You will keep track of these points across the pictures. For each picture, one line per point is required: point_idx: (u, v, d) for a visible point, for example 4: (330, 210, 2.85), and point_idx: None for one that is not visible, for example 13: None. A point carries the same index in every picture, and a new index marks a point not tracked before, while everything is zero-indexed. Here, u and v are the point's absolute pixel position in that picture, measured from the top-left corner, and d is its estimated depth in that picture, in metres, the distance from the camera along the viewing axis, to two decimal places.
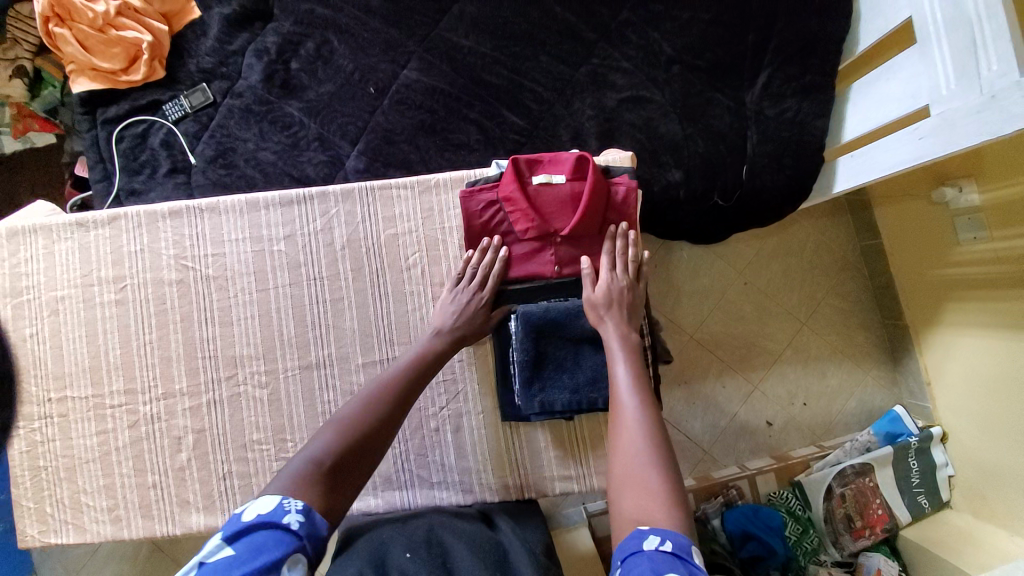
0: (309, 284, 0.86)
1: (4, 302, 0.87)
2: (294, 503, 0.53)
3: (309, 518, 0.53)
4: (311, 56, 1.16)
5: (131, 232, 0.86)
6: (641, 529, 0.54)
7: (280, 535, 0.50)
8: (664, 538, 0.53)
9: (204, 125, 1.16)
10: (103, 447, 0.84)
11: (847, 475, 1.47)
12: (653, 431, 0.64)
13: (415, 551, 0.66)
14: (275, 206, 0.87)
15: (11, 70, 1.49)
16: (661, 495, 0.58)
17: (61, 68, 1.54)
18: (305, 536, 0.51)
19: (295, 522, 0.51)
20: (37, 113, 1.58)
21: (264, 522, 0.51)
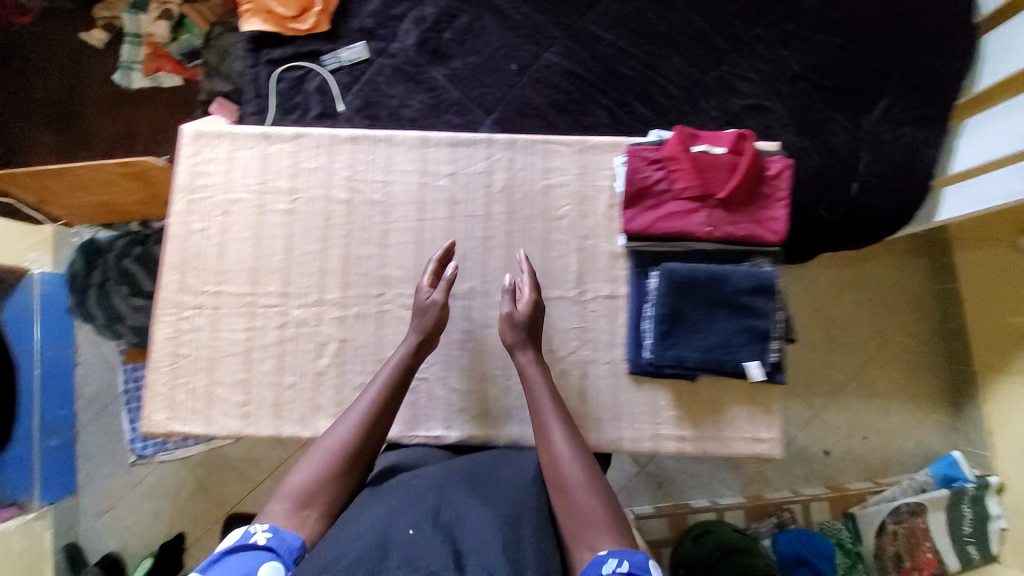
0: (464, 219, 0.92)
1: (179, 195, 0.92)
2: (259, 526, 0.67)
3: (275, 534, 0.67)
4: (463, 30, 1.28)
5: (312, 151, 0.94)
6: (601, 555, 0.65)
7: (254, 551, 0.64)
8: (621, 560, 0.64)
9: (356, 79, 1.26)
10: (248, 342, 0.88)
11: (902, 513, 1.45)
12: (585, 458, 0.74)
13: (417, 524, 0.64)
14: (445, 145, 0.94)
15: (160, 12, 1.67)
16: (610, 515, 0.70)
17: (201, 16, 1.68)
18: (273, 546, 0.66)
19: (262, 538, 0.66)
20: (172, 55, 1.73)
21: (235, 548, 0.64)
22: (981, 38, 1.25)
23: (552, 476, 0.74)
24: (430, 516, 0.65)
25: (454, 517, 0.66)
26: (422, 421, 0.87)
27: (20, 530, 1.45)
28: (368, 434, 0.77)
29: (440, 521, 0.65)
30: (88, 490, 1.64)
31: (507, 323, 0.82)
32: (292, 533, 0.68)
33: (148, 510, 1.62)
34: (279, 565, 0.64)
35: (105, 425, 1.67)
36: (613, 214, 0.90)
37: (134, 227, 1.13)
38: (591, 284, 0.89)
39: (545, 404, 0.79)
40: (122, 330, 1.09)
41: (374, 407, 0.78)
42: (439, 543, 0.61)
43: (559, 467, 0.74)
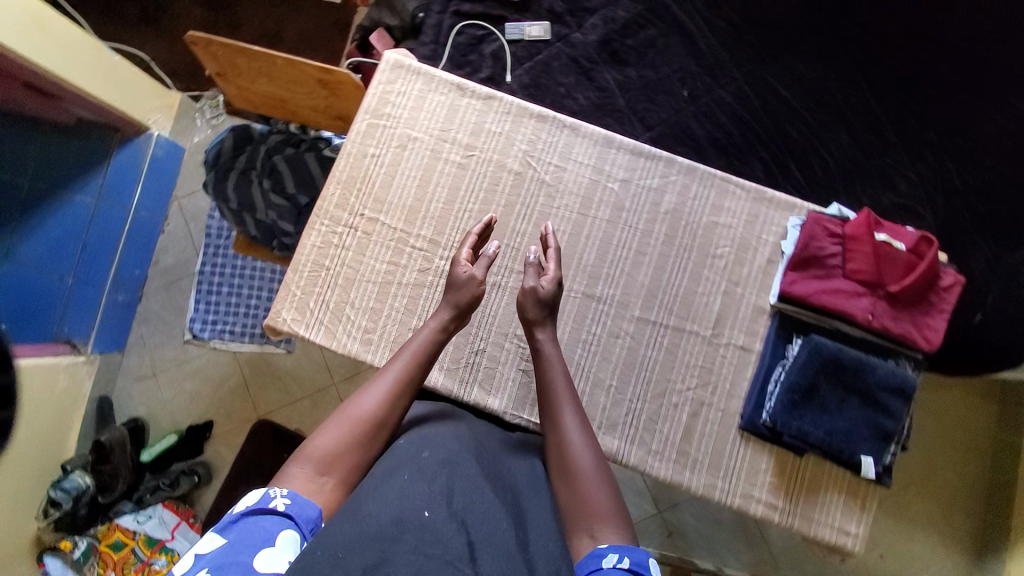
0: (624, 228, 0.90)
1: (363, 116, 0.93)
2: (279, 491, 0.63)
3: (295, 500, 0.63)
4: (647, 43, 1.27)
5: (498, 115, 0.93)
6: (601, 548, 0.63)
7: (273, 517, 0.60)
8: (623, 556, 0.62)
9: (531, 55, 1.26)
10: (387, 276, 0.89)
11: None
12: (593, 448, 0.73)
13: (432, 505, 0.60)
14: (626, 150, 0.92)
15: None
16: (616, 510, 0.68)
17: None
18: (293, 514, 0.62)
19: (282, 505, 0.62)
20: None
21: (254, 511, 0.60)
22: None
23: (556, 463, 0.73)
24: (443, 496, 0.61)
25: (467, 504, 0.62)
26: (528, 405, 0.86)
27: (70, 368, 1.53)
28: (391, 402, 0.74)
29: (452, 505, 0.61)
30: (137, 349, 1.71)
31: (530, 298, 0.82)
32: (310, 503, 0.64)
33: (186, 390, 1.69)
34: (296, 535, 0.61)
35: (171, 297, 1.73)
36: (771, 271, 0.91)
37: (292, 129, 1.15)
38: (728, 331, 0.89)
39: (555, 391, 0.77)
40: (248, 220, 1.10)
41: (401, 378, 0.76)
42: (454, 529, 0.58)
43: (565, 454, 0.72)
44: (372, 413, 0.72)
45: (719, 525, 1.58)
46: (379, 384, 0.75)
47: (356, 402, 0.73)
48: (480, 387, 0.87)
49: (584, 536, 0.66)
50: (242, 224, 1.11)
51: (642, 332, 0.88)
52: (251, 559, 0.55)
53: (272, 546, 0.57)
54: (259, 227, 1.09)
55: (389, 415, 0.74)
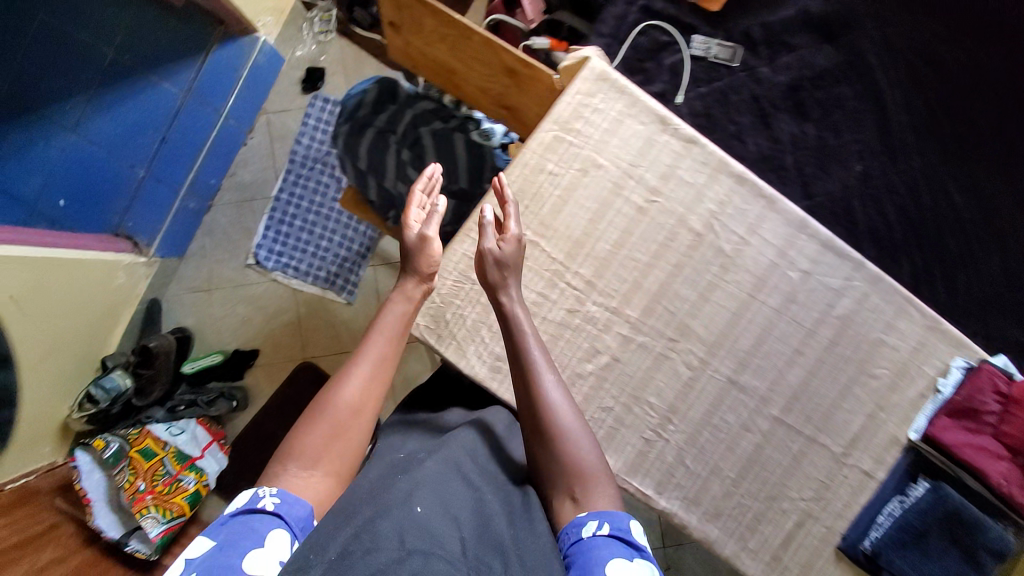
0: (788, 321, 0.84)
1: (550, 125, 0.83)
2: (268, 490, 0.62)
3: (285, 499, 0.62)
4: (834, 100, 1.16)
5: (695, 164, 0.83)
6: (580, 518, 0.66)
7: (262, 516, 0.59)
8: (602, 523, 0.64)
9: (710, 79, 1.16)
10: (533, 307, 0.83)
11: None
12: (572, 412, 0.73)
13: (422, 501, 0.60)
14: (819, 241, 0.84)
15: None
16: (602, 475, 0.70)
17: None
18: (283, 512, 0.60)
19: (271, 504, 0.60)
20: None
21: (243, 512, 0.59)
22: None
23: (535, 434, 0.72)
24: (434, 496, 0.61)
25: (450, 501, 0.62)
26: (642, 474, 0.83)
27: (128, 267, 1.47)
28: (373, 386, 0.74)
29: (443, 506, 0.61)
30: (196, 260, 1.66)
31: (491, 260, 0.77)
32: (301, 500, 0.63)
33: (238, 313, 1.65)
34: (287, 533, 0.59)
35: (241, 216, 1.65)
36: (918, 404, 0.87)
37: (445, 101, 1.09)
38: (858, 453, 0.87)
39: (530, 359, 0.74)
40: (372, 183, 1.07)
41: (381, 353, 0.77)
42: (447, 525, 0.58)
43: (543, 423, 0.71)
44: (353, 399, 0.72)
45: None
46: (359, 368, 0.73)
47: (337, 394, 0.71)
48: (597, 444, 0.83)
49: (565, 500, 0.69)
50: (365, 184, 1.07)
51: (775, 432, 0.84)
52: (243, 560, 0.54)
53: (262, 546, 0.55)
54: (380, 194, 1.07)
55: (371, 398, 0.73)
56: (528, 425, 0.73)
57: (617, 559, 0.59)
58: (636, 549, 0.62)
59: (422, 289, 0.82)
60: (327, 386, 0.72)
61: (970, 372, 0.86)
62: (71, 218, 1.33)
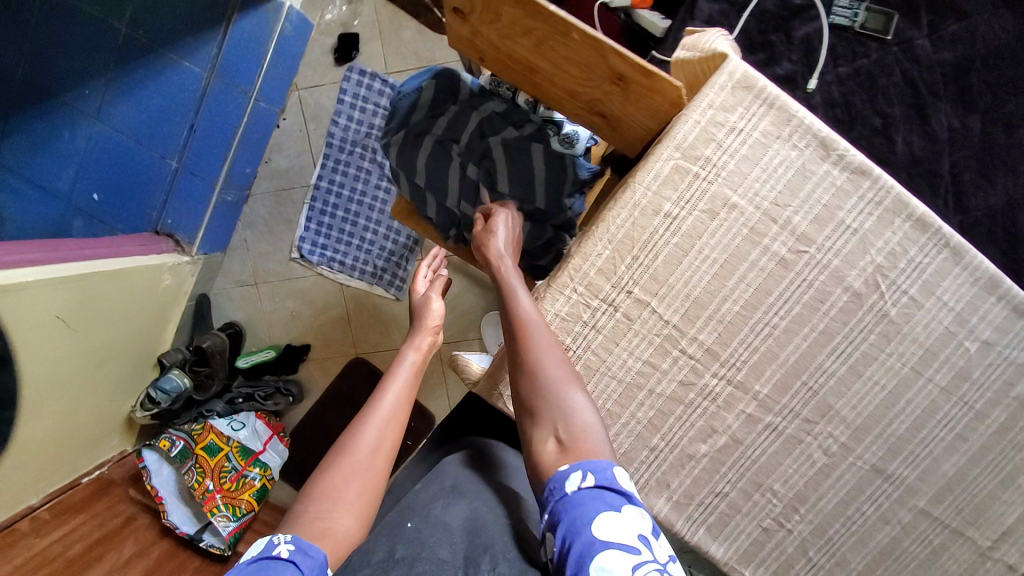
0: (955, 401, 0.70)
1: (671, 152, 0.64)
2: (283, 536, 0.60)
3: (298, 546, 0.59)
4: (1016, 85, 0.90)
5: (863, 202, 0.63)
6: (563, 471, 0.63)
7: (274, 563, 0.57)
8: (587, 473, 0.62)
9: (852, 57, 0.92)
10: (638, 377, 0.70)
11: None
12: (566, 365, 0.67)
13: (413, 518, 0.69)
14: (1007, 306, 0.67)
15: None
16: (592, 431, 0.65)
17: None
18: (295, 560, 0.58)
19: (285, 550, 0.58)
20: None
21: (258, 558, 0.58)
22: None
23: (524, 387, 0.68)
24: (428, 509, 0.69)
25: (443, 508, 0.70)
26: (756, 564, 0.74)
27: (174, 268, 1.36)
28: (388, 425, 0.75)
29: (437, 522, 0.67)
30: (240, 254, 1.55)
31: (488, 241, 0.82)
32: (316, 547, 0.60)
33: (287, 308, 1.58)
34: None
35: (279, 206, 1.51)
36: None
37: (519, 100, 0.91)
38: (1009, 548, 0.75)
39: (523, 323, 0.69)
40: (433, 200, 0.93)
41: (394, 403, 0.77)
42: (440, 535, 0.66)
43: (537, 379, 0.66)
44: (370, 440, 0.72)
45: None
46: (376, 415, 0.75)
47: (356, 434, 0.72)
48: (706, 530, 0.74)
49: (546, 438, 0.67)
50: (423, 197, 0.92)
51: (917, 524, 0.74)
52: None
53: None
54: (441, 214, 0.93)
55: (387, 438, 0.74)
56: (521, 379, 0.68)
57: (603, 513, 0.59)
58: (625, 499, 0.61)
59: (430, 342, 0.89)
60: (345, 431, 0.73)
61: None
62: (109, 209, 1.34)
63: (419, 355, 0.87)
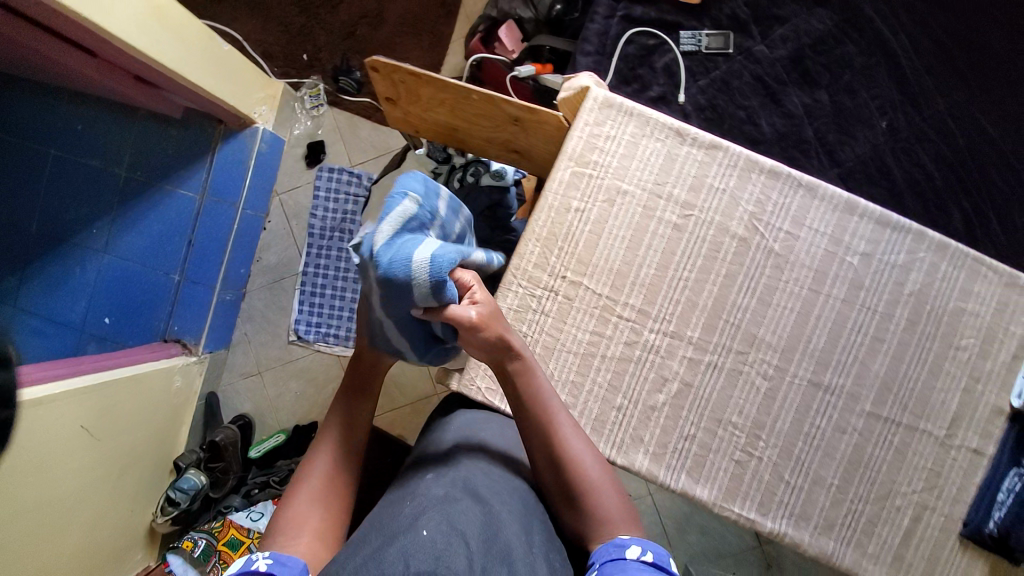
0: (859, 310, 0.80)
1: (566, 162, 0.82)
2: (261, 552, 0.64)
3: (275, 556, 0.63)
4: (844, 61, 1.09)
5: (723, 168, 0.81)
6: (625, 540, 0.66)
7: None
8: (644, 549, 0.65)
9: (707, 72, 1.10)
10: (590, 347, 0.81)
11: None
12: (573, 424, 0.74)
13: (428, 523, 0.60)
14: (873, 219, 0.79)
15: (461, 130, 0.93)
16: (617, 498, 0.71)
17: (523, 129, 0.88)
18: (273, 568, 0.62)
19: (265, 564, 0.62)
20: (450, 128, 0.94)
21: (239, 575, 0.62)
22: None
23: (561, 485, 0.72)
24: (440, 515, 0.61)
25: (459, 519, 0.62)
26: (742, 498, 0.81)
27: (185, 369, 1.50)
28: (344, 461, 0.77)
29: (452, 526, 0.60)
30: (242, 348, 1.66)
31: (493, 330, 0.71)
32: (293, 557, 0.63)
33: (291, 390, 1.65)
34: None
35: (273, 297, 1.66)
36: (1014, 367, 0.81)
37: (451, 156, 1.12)
38: (964, 433, 0.81)
39: (555, 413, 0.74)
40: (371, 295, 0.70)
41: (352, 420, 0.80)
42: (453, 541, 0.58)
43: (557, 450, 0.72)
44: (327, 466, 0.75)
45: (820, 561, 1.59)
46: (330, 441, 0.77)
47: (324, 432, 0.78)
48: (688, 475, 0.81)
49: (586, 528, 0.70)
50: None
51: (871, 428, 0.81)
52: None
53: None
54: None
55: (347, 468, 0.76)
56: (542, 455, 0.72)
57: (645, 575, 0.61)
58: None
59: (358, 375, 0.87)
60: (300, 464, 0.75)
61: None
62: (119, 328, 1.46)
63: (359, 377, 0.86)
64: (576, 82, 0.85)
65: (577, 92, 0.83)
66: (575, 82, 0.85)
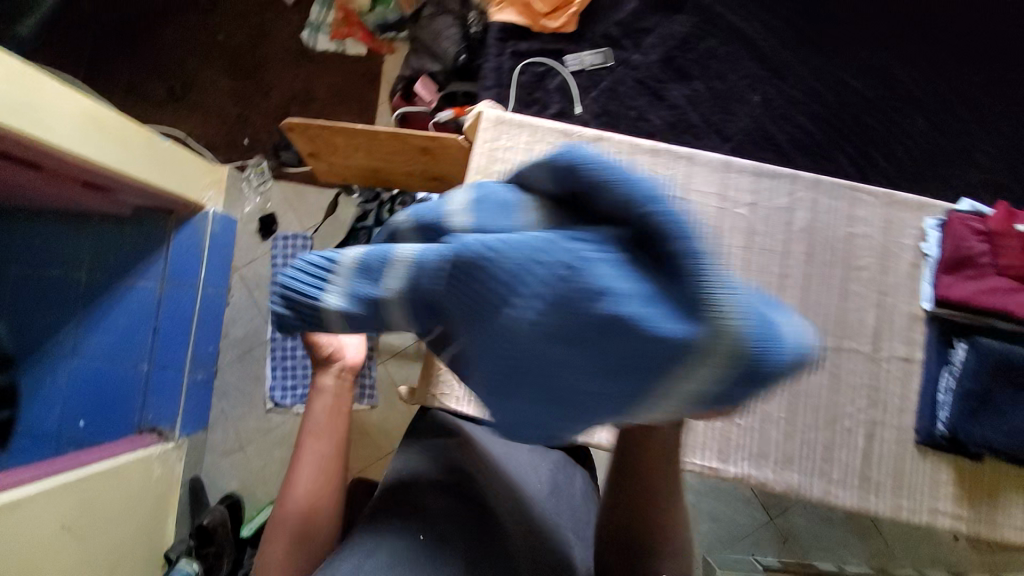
0: (760, 253, 0.88)
1: (474, 176, 0.91)
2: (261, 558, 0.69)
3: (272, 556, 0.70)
4: (709, 53, 1.26)
5: (611, 155, 0.91)
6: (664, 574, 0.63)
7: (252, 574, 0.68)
8: None
9: (595, 84, 1.25)
10: None
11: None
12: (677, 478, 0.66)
13: (429, 530, 0.68)
14: (748, 172, 0.90)
15: (382, 171, 1.05)
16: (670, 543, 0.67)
17: (434, 159, 0.98)
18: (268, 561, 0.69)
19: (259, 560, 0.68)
20: (372, 172, 1.05)
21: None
22: None
23: (632, 524, 0.66)
24: (443, 526, 0.68)
25: (463, 526, 0.69)
26: (701, 449, 0.84)
27: (162, 457, 1.48)
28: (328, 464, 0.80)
29: (453, 533, 0.68)
30: (220, 426, 1.66)
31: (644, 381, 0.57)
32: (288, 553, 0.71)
33: (276, 459, 1.63)
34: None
35: (245, 369, 1.68)
36: (917, 275, 0.86)
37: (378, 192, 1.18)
38: (887, 343, 0.85)
39: (667, 465, 0.64)
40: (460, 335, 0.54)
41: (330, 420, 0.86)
42: (450, 549, 0.66)
43: (650, 495, 0.65)
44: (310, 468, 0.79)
45: (833, 522, 1.59)
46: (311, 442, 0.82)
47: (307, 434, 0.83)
48: None
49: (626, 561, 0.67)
50: None
51: None
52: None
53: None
54: None
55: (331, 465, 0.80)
56: (631, 494, 0.65)
57: None
58: None
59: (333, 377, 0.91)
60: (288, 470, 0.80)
61: (983, 209, 0.87)
62: (96, 431, 1.47)
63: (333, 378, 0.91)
64: (477, 114, 0.95)
65: (473, 119, 0.95)
66: (474, 111, 0.96)
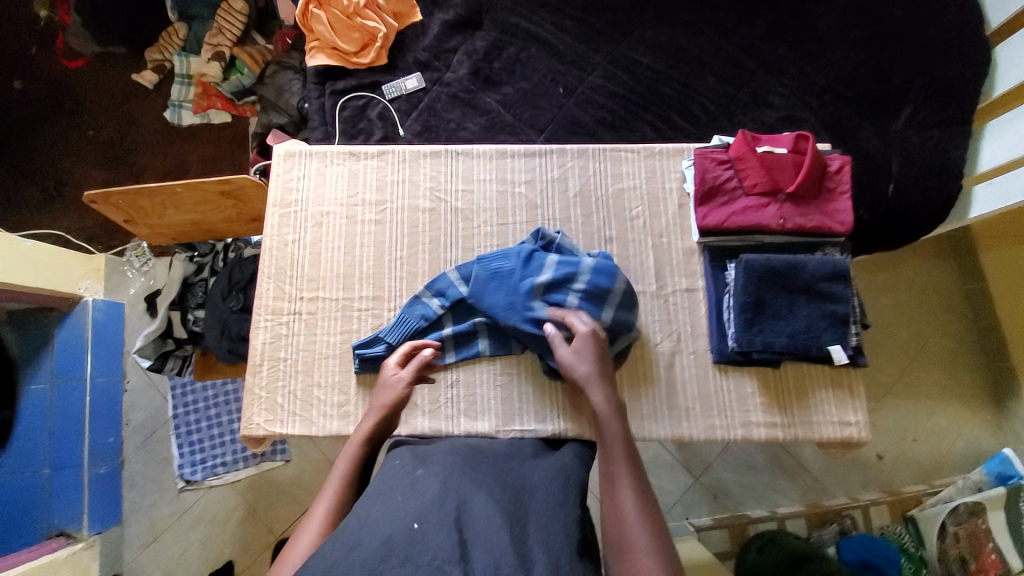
0: (543, 223, 0.96)
1: (273, 210, 0.97)
2: None
3: None
4: (512, 59, 1.37)
5: (396, 165, 0.99)
6: None
7: None
8: None
9: (414, 106, 1.34)
10: (345, 344, 0.91)
11: (959, 514, 1.30)
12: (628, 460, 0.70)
13: (422, 518, 0.58)
14: (520, 155, 0.99)
15: (201, 222, 1.13)
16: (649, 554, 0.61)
17: (239, 200, 1.07)
18: None
19: None
20: (192, 225, 1.14)
21: None
22: (995, 49, 1.33)
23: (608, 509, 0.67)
24: (431, 508, 0.59)
25: (461, 505, 0.60)
26: (518, 416, 0.89)
27: (70, 560, 1.41)
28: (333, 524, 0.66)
29: (454, 518, 0.58)
30: (137, 516, 1.60)
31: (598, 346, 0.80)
32: None
33: (195, 539, 1.59)
34: None
35: (153, 451, 1.65)
36: (685, 215, 0.97)
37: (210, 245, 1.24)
38: (670, 280, 0.94)
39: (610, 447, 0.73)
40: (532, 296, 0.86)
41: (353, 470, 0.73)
42: (443, 529, 0.56)
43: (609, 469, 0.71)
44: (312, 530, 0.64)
45: (756, 470, 1.52)
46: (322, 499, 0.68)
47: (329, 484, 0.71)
48: (466, 416, 0.89)
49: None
50: (143, 359, 1.13)
51: None
52: None
53: None
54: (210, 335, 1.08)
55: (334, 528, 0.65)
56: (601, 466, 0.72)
57: None
58: None
59: (372, 422, 0.79)
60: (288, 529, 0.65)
61: (729, 142, 0.98)
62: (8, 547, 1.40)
63: (370, 427, 0.79)
64: (281, 148, 1.01)
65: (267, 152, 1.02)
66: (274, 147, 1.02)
